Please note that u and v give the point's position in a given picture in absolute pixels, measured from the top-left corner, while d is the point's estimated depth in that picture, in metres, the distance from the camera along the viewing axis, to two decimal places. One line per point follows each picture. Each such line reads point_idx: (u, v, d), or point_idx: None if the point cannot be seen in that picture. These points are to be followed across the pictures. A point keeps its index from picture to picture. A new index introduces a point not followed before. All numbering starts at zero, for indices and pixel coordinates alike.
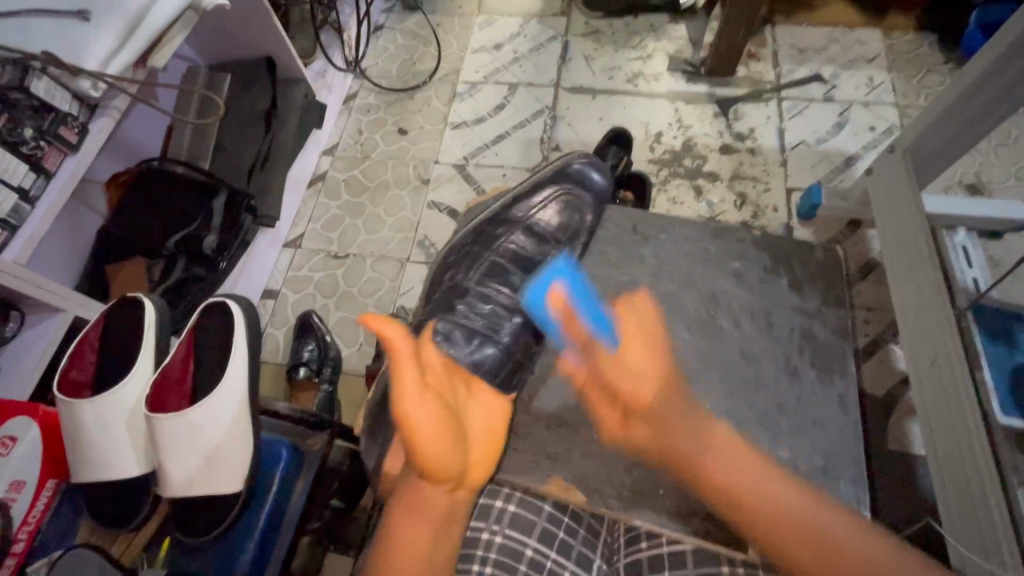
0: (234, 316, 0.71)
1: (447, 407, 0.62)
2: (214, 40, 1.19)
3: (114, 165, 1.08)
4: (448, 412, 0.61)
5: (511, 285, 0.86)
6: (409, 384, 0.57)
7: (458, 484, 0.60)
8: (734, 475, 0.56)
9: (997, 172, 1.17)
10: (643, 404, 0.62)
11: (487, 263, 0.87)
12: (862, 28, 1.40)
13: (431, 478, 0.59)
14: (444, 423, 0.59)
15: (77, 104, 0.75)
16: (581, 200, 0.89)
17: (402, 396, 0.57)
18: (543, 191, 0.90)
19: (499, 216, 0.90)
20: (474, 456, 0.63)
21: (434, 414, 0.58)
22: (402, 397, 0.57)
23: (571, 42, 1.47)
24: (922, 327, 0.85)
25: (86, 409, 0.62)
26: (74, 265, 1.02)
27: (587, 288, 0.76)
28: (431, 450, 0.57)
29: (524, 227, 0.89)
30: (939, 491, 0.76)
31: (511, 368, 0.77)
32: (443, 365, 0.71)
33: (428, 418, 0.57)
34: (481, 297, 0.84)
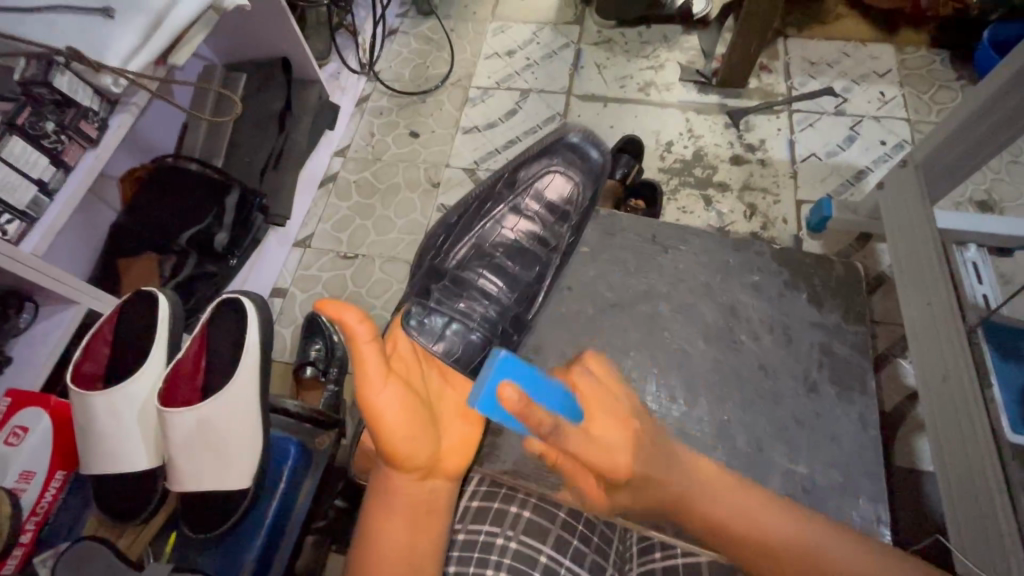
0: (247, 312, 0.71)
1: (414, 392, 0.60)
2: (231, 40, 1.20)
3: (129, 160, 1.09)
4: (415, 397, 0.59)
5: (490, 270, 0.87)
6: (373, 372, 0.53)
7: (428, 472, 0.60)
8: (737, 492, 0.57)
9: (1009, 189, 1.17)
10: (631, 391, 0.65)
11: (471, 247, 0.88)
12: (874, 43, 1.41)
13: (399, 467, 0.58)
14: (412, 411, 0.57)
15: (98, 99, 0.76)
16: (576, 178, 0.88)
17: (366, 384, 0.54)
18: (535, 166, 0.88)
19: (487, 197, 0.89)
20: (447, 443, 0.63)
21: (400, 400, 0.56)
22: (366, 385, 0.54)
23: (583, 50, 1.47)
24: (932, 343, 0.85)
25: (97, 401, 0.62)
26: (86, 258, 1.03)
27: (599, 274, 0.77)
28: (397, 439, 0.56)
29: (512, 208, 0.88)
30: (948, 510, 0.76)
31: (478, 355, 0.79)
32: (413, 350, 0.69)
33: (394, 404, 0.55)
34: (460, 280, 0.85)
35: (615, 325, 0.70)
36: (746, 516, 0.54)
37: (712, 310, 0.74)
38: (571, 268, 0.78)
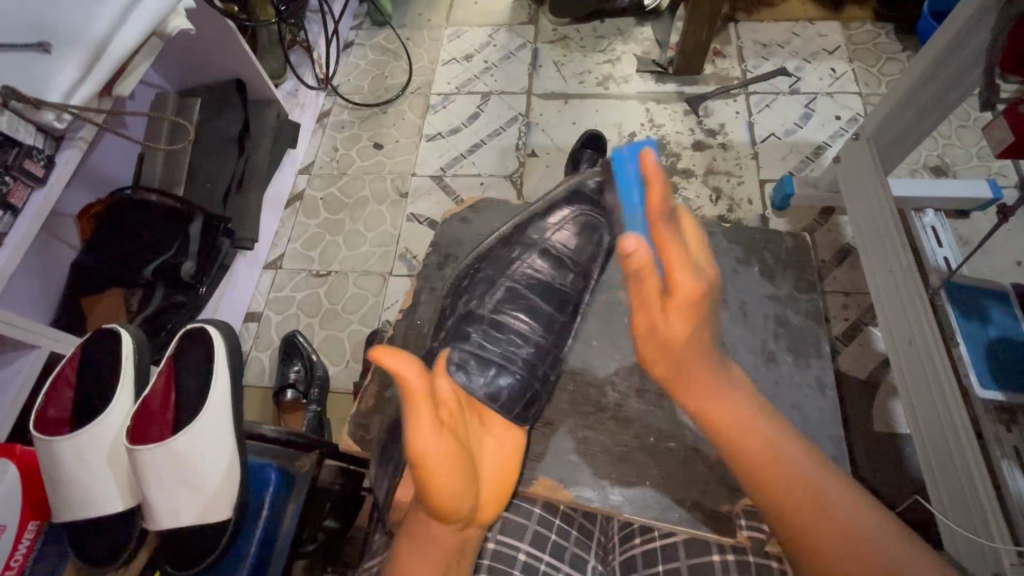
0: (213, 341, 0.70)
1: (460, 442, 0.56)
2: (183, 65, 1.18)
3: (84, 195, 1.06)
4: (461, 446, 0.55)
5: (516, 306, 0.77)
6: (424, 419, 0.52)
7: (469, 521, 0.55)
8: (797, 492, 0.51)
9: (959, 153, 1.20)
10: (690, 288, 0.60)
11: (502, 288, 0.77)
12: (821, 21, 1.44)
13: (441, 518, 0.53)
14: (462, 464, 0.54)
15: (42, 137, 0.74)
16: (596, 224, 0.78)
17: (415, 431, 0.52)
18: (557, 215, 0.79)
19: (511, 237, 0.78)
20: (486, 492, 0.58)
21: (446, 448, 0.53)
22: (415, 432, 0.52)
23: (540, 49, 1.48)
24: (896, 310, 0.87)
25: (64, 448, 0.60)
26: (47, 300, 0.99)
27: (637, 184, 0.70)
28: (444, 486, 0.52)
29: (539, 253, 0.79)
30: (926, 471, 0.78)
31: (522, 400, 0.67)
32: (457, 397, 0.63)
33: (438, 452, 0.52)
34: (495, 326, 0.75)
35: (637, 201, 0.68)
36: (758, 472, 0.52)
37: None
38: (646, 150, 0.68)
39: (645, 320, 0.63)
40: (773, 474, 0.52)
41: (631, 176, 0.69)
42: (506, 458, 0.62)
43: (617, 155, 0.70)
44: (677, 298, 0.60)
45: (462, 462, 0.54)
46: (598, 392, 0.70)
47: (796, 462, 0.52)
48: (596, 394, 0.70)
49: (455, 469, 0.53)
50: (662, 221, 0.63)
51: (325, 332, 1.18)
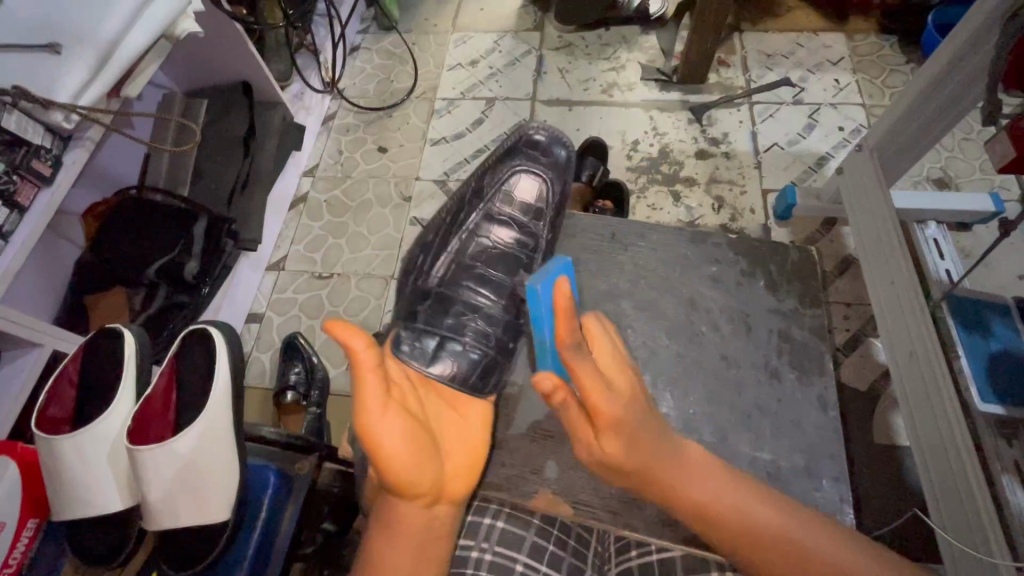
0: (215, 342, 0.70)
1: (415, 418, 0.55)
2: (191, 66, 1.19)
3: (90, 194, 1.07)
4: (417, 423, 0.55)
5: (479, 281, 0.85)
6: (371, 400, 0.51)
7: (436, 498, 0.55)
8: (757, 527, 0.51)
9: (963, 166, 1.20)
10: (603, 413, 0.54)
11: (451, 264, 0.86)
12: (826, 32, 1.45)
13: (404, 497, 0.53)
14: (418, 442, 0.53)
15: (49, 136, 0.75)
16: (541, 175, 0.89)
17: (364, 413, 0.51)
18: (500, 176, 0.89)
19: (458, 211, 0.88)
20: (453, 466, 0.58)
21: (402, 428, 0.52)
22: (364, 414, 0.51)
23: (545, 56, 1.49)
24: (898, 322, 0.87)
25: (64, 445, 0.61)
26: (51, 299, 1.00)
27: (537, 317, 0.62)
28: (402, 467, 0.51)
29: (486, 219, 0.88)
30: (926, 485, 0.77)
31: (484, 371, 0.74)
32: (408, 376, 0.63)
33: (394, 434, 0.51)
34: (450, 298, 0.82)
35: (545, 329, 0.63)
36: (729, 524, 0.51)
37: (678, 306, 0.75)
38: (563, 278, 0.61)
39: (582, 439, 0.57)
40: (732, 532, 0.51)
41: (539, 314, 0.62)
42: (465, 431, 0.63)
43: (534, 289, 0.60)
44: (619, 358, 0.59)
45: (420, 435, 0.54)
46: None
47: (761, 515, 0.51)
48: None
49: (417, 441, 0.53)
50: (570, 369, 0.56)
51: (326, 334, 1.18)
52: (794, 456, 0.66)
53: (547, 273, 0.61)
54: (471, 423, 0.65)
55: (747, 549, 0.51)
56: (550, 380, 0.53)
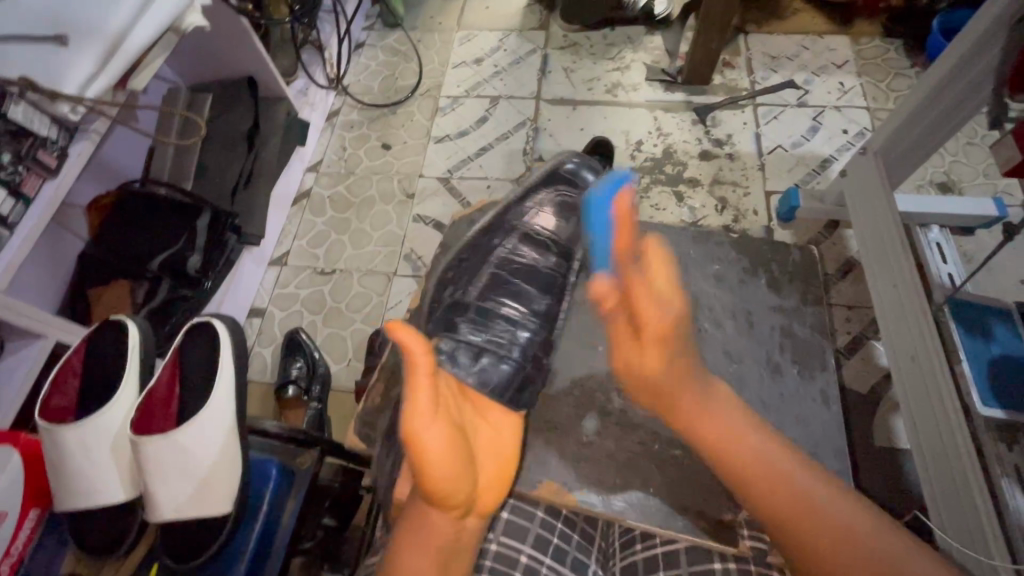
0: (219, 335, 0.71)
1: (458, 428, 0.58)
2: (196, 60, 1.19)
3: (94, 187, 1.07)
4: (459, 433, 0.57)
5: (512, 295, 0.79)
6: (421, 403, 0.54)
7: (468, 510, 0.55)
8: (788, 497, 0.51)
9: (966, 170, 1.20)
10: (657, 326, 0.58)
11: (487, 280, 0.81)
12: (830, 35, 1.45)
13: (438, 506, 0.54)
14: (458, 451, 0.55)
15: (55, 127, 0.75)
16: (576, 201, 0.86)
17: (413, 415, 0.54)
18: (537, 195, 0.86)
19: (492, 226, 0.83)
20: (487, 479, 0.59)
21: (444, 435, 0.55)
22: (412, 416, 0.54)
23: (550, 55, 1.49)
24: (900, 325, 0.87)
25: (68, 434, 0.61)
26: (55, 290, 1.00)
27: (605, 220, 0.68)
28: (440, 473, 0.53)
29: (522, 235, 0.84)
30: (925, 487, 0.78)
31: (518, 385, 0.69)
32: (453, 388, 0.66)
33: (437, 438, 0.54)
34: (484, 313, 0.77)
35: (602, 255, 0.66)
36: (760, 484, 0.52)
37: (682, 305, 0.75)
38: (624, 189, 0.71)
39: (623, 359, 0.61)
40: (779, 507, 0.51)
41: (604, 219, 0.68)
42: (499, 452, 0.62)
43: (597, 194, 0.71)
44: (648, 334, 0.58)
45: (460, 445, 0.56)
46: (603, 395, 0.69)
47: (801, 492, 0.51)
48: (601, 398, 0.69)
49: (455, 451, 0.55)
50: (632, 264, 0.62)
51: (328, 330, 1.18)
52: (799, 455, 0.66)
53: (613, 178, 0.72)
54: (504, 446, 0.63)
55: (775, 520, 0.51)
56: (597, 291, 0.62)
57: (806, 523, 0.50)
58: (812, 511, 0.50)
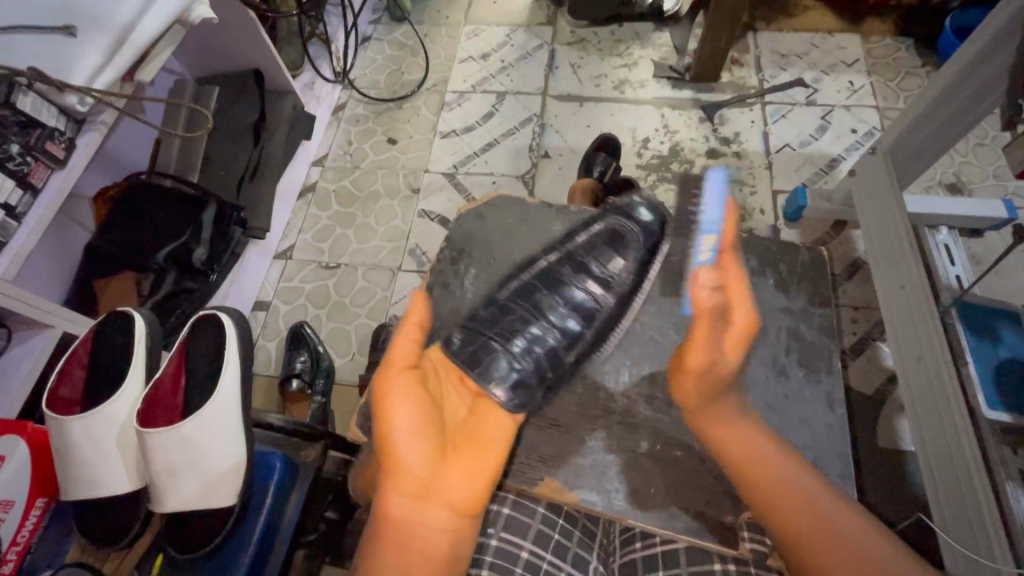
0: (225, 328, 0.71)
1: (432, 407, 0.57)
2: (203, 53, 1.19)
3: (101, 178, 1.08)
4: (429, 411, 0.56)
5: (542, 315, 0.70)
6: (392, 369, 0.57)
7: (420, 494, 0.53)
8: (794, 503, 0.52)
9: (976, 172, 1.19)
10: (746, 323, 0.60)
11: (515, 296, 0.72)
12: (841, 33, 1.44)
13: (390, 483, 0.53)
14: (416, 425, 0.54)
15: (64, 119, 0.75)
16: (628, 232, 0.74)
17: (382, 379, 0.57)
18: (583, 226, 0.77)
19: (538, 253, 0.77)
20: (457, 472, 0.54)
21: (403, 406, 0.55)
22: (381, 381, 0.57)
23: (557, 50, 1.48)
24: (908, 327, 0.86)
25: (74, 425, 0.61)
26: (61, 280, 1.01)
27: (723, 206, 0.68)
28: (389, 442, 0.53)
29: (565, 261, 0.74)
30: (930, 489, 0.77)
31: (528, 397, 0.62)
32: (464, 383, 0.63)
33: (392, 408, 0.54)
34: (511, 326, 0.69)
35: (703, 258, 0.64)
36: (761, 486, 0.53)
37: (689, 304, 0.75)
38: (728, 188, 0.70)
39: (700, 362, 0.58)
40: (780, 506, 0.52)
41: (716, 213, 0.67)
42: (479, 451, 0.55)
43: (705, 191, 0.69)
44: (735, 333, 0.59)
45: (425, 425, 0.55)
46: (608, 393, 0.69)
47: (803, 495, 0.52)
48: (605, 397, 0.69)
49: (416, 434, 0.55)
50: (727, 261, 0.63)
51: (332, 324, 1.19)
52: (803, 457, 0.65)
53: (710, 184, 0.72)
54: (488, 443, 0.56)
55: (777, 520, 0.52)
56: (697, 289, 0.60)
57: (808, 524, 0.51)
58: (812, 513, 0.51)
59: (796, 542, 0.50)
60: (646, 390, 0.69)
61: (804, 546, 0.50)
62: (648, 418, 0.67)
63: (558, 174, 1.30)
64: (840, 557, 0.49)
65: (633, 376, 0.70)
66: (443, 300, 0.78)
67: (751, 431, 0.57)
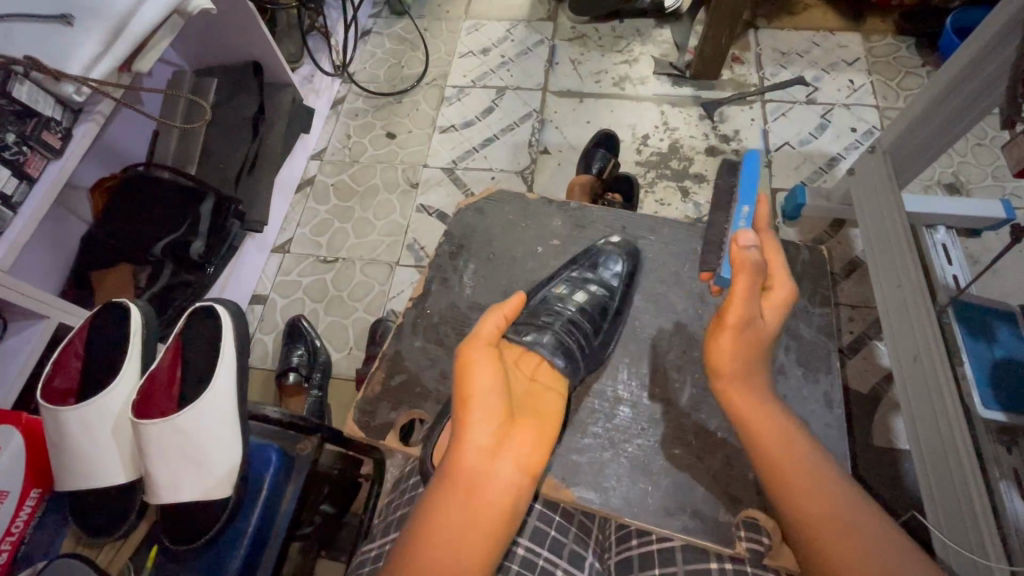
0: (221, 320, 0.71)
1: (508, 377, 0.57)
2: (201, 45, 1.18)
3: (98, 169, 1.07)
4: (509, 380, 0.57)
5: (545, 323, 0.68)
6: (482, 335, 0.58)
7: (498, 455, 0.52)
8: (813, 496, 0.49)
9: (975, 172, 1.19)
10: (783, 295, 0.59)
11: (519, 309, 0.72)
12: (841, 32, 1.43)
13: (471, 442, 0.52)
14: (499, 388, 0.54)
15: (60, 108, 0.75)
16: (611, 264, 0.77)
17: (471, 344, 0.57)
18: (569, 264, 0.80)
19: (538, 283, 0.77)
20: (530, 438, 0.54)
21: (491, 371, 0.55)
22: (470, 344, 0.57)
23: (558, 46, 1.48)
24: (904, 325, 0.86)
25: (70, 415, 0.61)
26: (57, 271, 1.00)
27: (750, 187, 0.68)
28: (477, 403, 0.53)
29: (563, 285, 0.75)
30: (925, 487, 0.78)
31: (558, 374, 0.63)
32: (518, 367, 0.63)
33: (483, 369, 0.54)
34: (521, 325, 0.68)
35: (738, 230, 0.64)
36: (778, 473, 0.51)
37: (687, 301, 0.75)
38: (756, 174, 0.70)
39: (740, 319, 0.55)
40: (797, 485, 0.50)
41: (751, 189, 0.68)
42: (542, 423, 0.56)
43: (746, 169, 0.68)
44: (775, 299, 0.59)
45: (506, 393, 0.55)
46: (606, 389, 0.69)
47: (822, 481, 0.50)
48: (603, 393, 0.68)
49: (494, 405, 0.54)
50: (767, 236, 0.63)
51: (329, 318, 1.18)
52: None
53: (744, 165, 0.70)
54: (548, 418, 0.58)
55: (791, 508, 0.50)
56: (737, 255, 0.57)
57: (821, 507, 0.49)
58: (827, 498, 0.49)
59: (807, 524, 0.49)
60: (643, 387, 0.69)
61: (812, 530, 0.48)
62: (645, 414, 0.67)
63: (557, 169, 1.30)
64: (851, 545, 0.47)
65: (631, 372, 0.70)
66: (442, 294, 0.78)
67: (771, 418, 0.54)
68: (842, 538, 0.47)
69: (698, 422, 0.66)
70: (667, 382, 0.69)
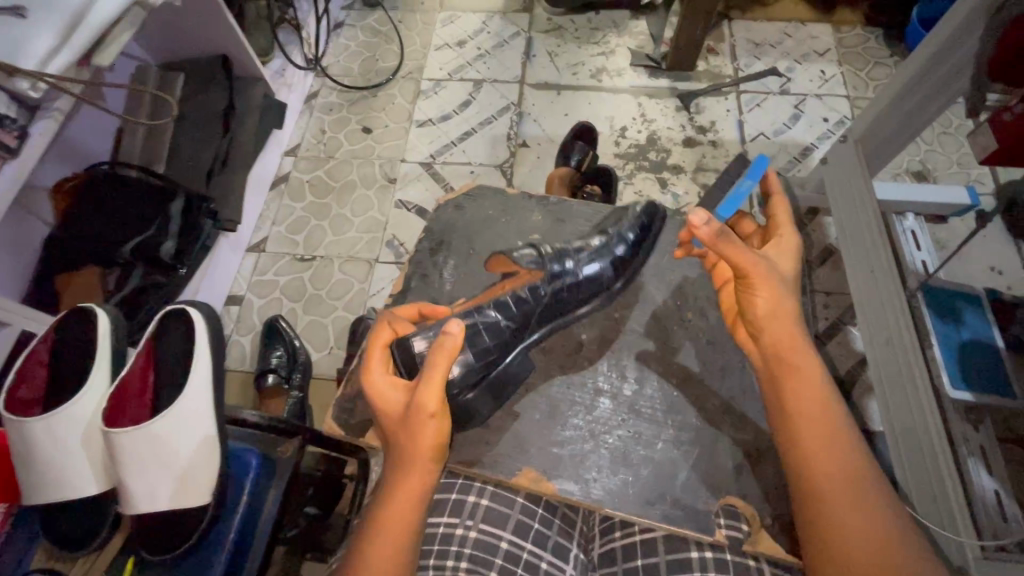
0: (196, 324, 0.69)
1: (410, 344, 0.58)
2: (165, 37, 1.14)
3: (60, 168, 1.03)
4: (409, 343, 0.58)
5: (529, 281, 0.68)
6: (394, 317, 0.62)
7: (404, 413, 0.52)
8: (833, 466, 0.50)
9: (941, 160, 1.23)
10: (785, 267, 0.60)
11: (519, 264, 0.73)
12: (813, 23, 1.46)
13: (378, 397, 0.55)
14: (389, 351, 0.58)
15: (14, 106, 0.71)
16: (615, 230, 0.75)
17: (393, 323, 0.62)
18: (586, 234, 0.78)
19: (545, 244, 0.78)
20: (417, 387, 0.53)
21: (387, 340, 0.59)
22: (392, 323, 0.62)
23: (534, 38, 1.47)
24: (876, 310, 0.88)
25: (36, 425, 0.59)
26: (19, 275, 0.96)
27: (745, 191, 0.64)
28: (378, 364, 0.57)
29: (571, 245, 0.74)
30: (897, 467, 0.80)
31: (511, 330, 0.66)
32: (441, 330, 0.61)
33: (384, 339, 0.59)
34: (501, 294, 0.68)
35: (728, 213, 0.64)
36: (809, 439, 0.52)
37: (667, 292, 0.75)
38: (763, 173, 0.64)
39: (758, 275, 0.55)
40: (822, 478, 0.50)
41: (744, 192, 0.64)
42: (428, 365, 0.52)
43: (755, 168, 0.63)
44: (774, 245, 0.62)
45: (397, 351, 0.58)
46: (588, 381, 0.69)
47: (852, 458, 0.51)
48: (589, 387, 0.69)
49: (392, 380, 0.55)
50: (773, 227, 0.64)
51: (307, 317, 1.16)
52: None
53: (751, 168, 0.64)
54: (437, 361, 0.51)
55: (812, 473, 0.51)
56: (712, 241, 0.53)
57: (841, 492, 0.49)
58: (858, 492, 0.49)
59: (822, 489, 0.50)
60: (626, 379, 0.69)
61: (826, 494, 0.49)
62: (629, 407, 0.67)
63: (536, 162, 1.29)
64: (863, 516, 0.48)
65: (613, 365, 0.70)
66: (423, 291, 0.77)
67: (813, 392, 0.54)
68: (854, 514, 0.48)
69: (680, 412, 0.67)
70: (650, 372, 0.69)
